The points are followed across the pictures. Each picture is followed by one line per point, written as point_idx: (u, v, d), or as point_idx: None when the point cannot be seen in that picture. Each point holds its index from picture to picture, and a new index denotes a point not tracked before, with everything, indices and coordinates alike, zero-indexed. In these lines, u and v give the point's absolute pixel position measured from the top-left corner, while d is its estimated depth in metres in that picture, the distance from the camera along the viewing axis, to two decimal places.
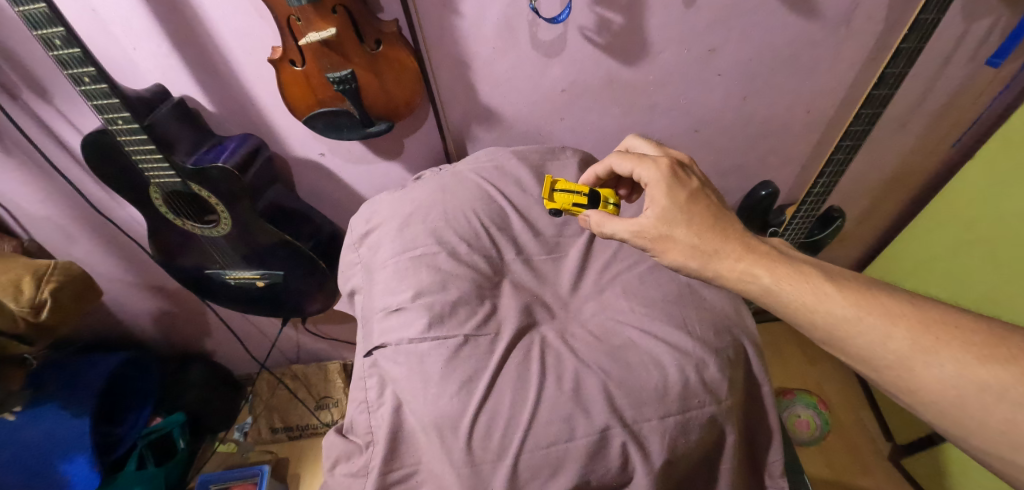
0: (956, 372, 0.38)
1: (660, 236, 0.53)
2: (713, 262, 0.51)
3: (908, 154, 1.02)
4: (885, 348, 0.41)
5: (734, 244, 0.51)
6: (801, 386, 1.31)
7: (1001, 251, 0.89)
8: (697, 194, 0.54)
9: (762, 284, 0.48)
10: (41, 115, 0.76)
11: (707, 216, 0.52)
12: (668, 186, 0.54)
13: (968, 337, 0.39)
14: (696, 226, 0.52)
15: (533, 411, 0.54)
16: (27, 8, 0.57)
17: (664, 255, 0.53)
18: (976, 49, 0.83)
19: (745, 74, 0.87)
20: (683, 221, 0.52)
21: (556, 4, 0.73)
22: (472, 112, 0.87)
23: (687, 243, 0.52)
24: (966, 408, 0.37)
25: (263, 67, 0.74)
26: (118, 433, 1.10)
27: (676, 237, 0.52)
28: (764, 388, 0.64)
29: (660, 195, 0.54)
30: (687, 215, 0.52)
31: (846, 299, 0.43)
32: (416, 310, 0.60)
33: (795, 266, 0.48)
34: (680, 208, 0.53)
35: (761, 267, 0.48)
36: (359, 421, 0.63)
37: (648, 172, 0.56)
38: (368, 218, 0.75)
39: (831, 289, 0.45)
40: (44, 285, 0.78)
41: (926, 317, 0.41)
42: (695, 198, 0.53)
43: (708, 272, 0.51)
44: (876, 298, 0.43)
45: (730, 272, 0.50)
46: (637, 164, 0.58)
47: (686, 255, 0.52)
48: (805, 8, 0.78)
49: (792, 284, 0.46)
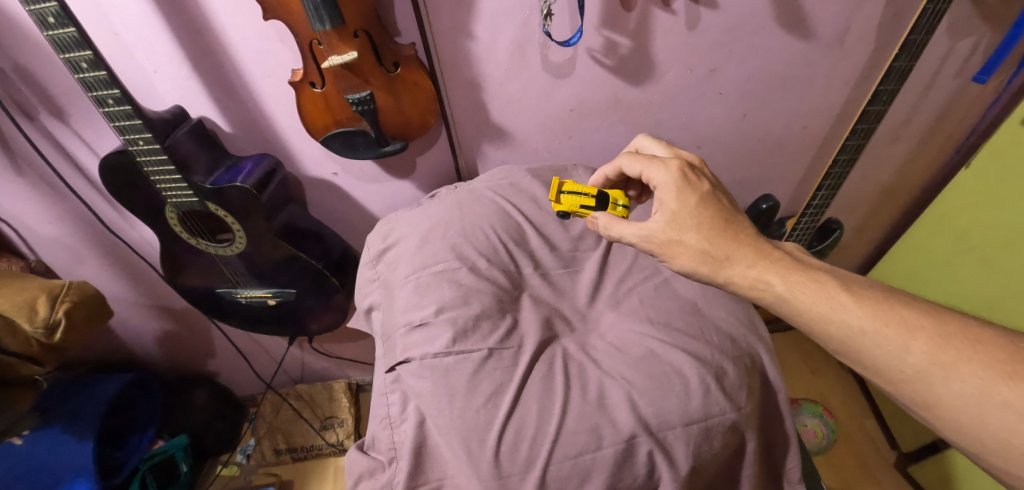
0: (977, 389, 0.39)
1: (670, 241, 0.55)
2: (724, 269, 0.52)
3: (900, 167, 1.06)
4: (904, 362, 0.43)
5: (747, 250, 0.52)
6: (805, 396, 1.33)
7: (993, 259, 0.92)
8: (708, 197, 0.56)
9: (775, 292, 0.49)
10: (57, 135, 0.77)
11: (717, 220, 0.54)
12: (679, 191, 0.56)
13: (991, 353, 0.40)
14: (706, 231, 0.53)
15: (559, 421, 0.55)
16: (56, 32, 0.58)
17: (674, 260, 0.55)
18: (961, 65, 0.87)
19: (748, 93, 0.90)
20: (693, 227, 0.54)
21: (566, 27, 0.76)
22: (483, 131, 0.89)
23: (696, 248, 0.54)
24: (987, 426, 0.39)
25: (282, 89, 0.76)
26: (118, 457, 1.05)
27: (686, 242, 0.54)
28: (780, 394, 0.65)
29: (670, 200, 0.56)
30: (696, 218, 0.54)
31: (863, 309, 0.45)
32: (439, 325, 0.61)
33: (808, 274, 0.49)
34: (691, 212, 0.54)
35: (774, 273, 0.50)
36: (381, 437, 0.62)
37: (658, 174, 0.58)
38: (384, 235, 0.77)
39: (846, 298, 0.46)
40: (60, 305, 0.78)
41: (947, 331, 0.43)
42: (705, 202, 0.55)
43: (719, 277, 0.52)
44: (894, 309, 0.45)
45: (742, 279, 0.51)
46: (646, 166, 0.60)
47: (696, 260, 0.54)
48: (800, 29, 0.82)
49: (805, 292, 0.48)
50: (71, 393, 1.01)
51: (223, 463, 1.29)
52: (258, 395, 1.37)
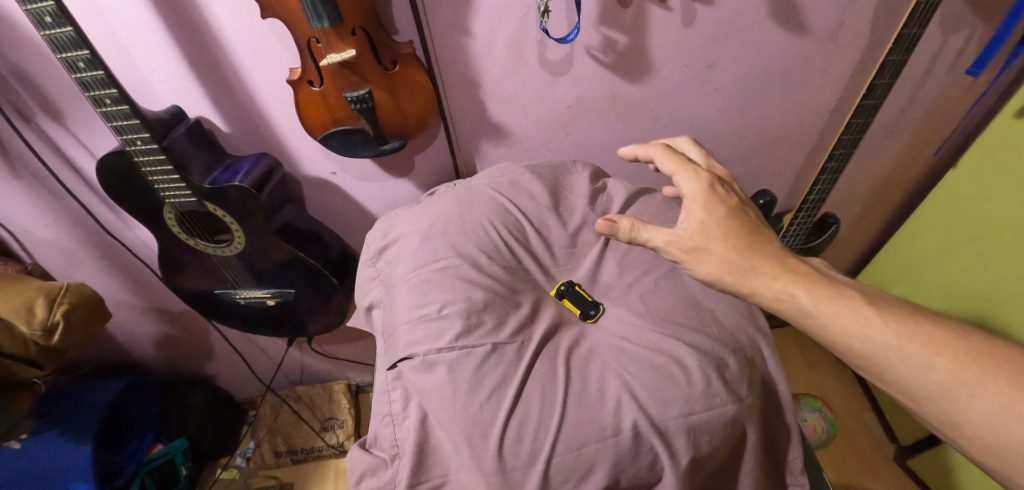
0: (1002, 407, 0.42)
1: (697, 248, 0.52)
2: (750, 279, 0.50)
3: (895, 161, 1.07)
4: (929, 379, 0.44)
5: (773, 262, 0.50)
6: (804, 391, 1.34)
7: (987, 251, 0.93)
8: (736, 210, 0.54)
9: (800, 305, 0.48)
10: (54, 136, 0.76)
11: (745, 232, 0.52)
12: (708, 201, 0.54)
13: (1014, 372, 0.43)
14: (733, 242, 0.51)
15: (562, 414, 0.55)
16: (54, 32, 0.58)
17: (698, 269, 0.52)
18: (954, 59, 0.88)
19: (743, 88, 0.91)
20: (720, 236, 0.52)
21: (563, 24, 0.76)
22: (481, 129, 0.89)
23: (724, 256, 0.51)
24: (1010, 443, 0.41)
25: (279, 88, 0.76)
26: (118, 461, 1.04)
27: (713, 250, 0.52)
28: (781, 386, 0.65)
29: (699, 209, 0.54)
30: (724, 227, 0.52)
31: (889, 325, 0.46)
32: (444, 321, 0.61)
33: (834, 288, 0.49)
34: (718, 222, 0.53)
35: (799, 285, 0.49)
36: (383, 434, 0.62)
37: (688, 182, 0.56)
38: (384, 233, 0.77)
39: (871, 313, 0.47)
40: (57, 307, 0.77)
41: (970, 349, 0.44)
42: (733, 214, 0.53)
43: (744, 288, 0.50)
44: (918, 326, 0.46)
45: (767, 290, 0.50)
46: (679, 170, 0.58)
47: (722, 269, 0.51)
48: (795, 24, 0.82)
49: (830, 305, 0.47)
50: (69, 396, 1.00)
51: (222, 466, 1.28)
52: (257, 397, 1.37)
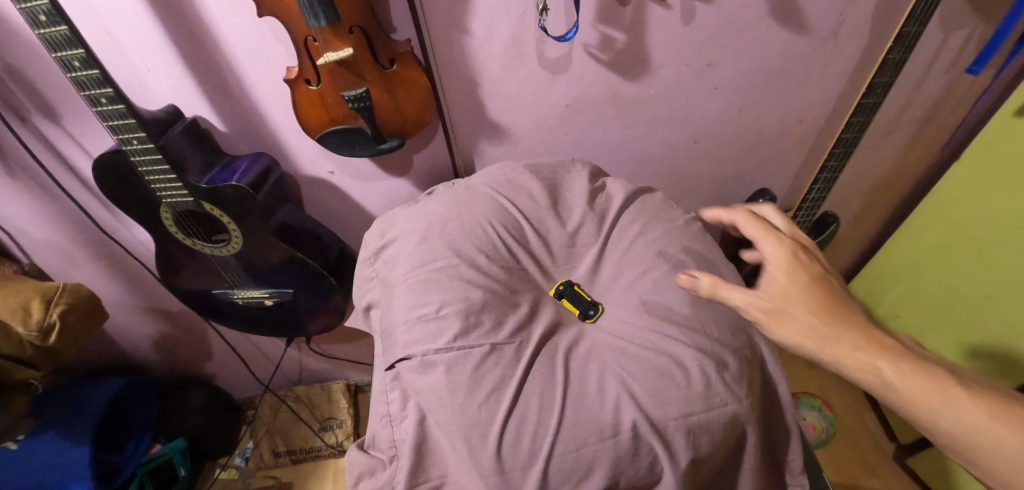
0: None
1: (777, 311, 0.51)
2: (833, 347, 0.49)
3: (895, 159, 1.07)
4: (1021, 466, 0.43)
5: (857, 332, 0.49)
6: (802, 389, 1.34)
7: (988, 250, 0.93)
8: (820, 277, 0.53)
9: (884, 379, 0.47)
10: (50, 136, 0.76)
11: (829, 300, 0.51)
12: (789, 267, 0.54)
13: None
14: (817, 309, 0.50)
15: (560, 415, 0.55)
16: (48, 31, 0.57)
17: (777, 332, 0.51)
18: (955, 57, 0.88)
19: (742, 87, 0.90)
20: (803, 302, 0.51)
21: (562, 22, 0.76)
22: (480, 128, 0.89)
23: (805, 320, 0.50)
24: None
25: (276, 87, 0.76)
26: (116, 462, 1.03)
27: (795, 315, 0.51)
28: (781, 386, 0.65)
29: (779, 273, 0.53)
30: (806, 293, 0.51)
31: (979, 407, 0.45)
32: (442, 321, 0.61)
33: (920, 363, 0.47)
34: (801, 288, 0.52)
35: (885, 359, 0.47)
36: (382, 435, 0.61)
37: (771, 247, 0.56)
38: (382, 233, 0.77)
39: (959, 393, 0.46)
40: (53, 308, 0.77)
41: None
42: (817, 281, 0.52)
43: (826, 356, 0.49)
44: (1010, 410, 0.45)
45: (850, 361, 0.48)
46: (761, 235, 0.58)
47: (802, 335, 0.50)
48: (794, 22, 0.82)
49: (917, 382, 0.46)
50: (66, 396, 1.00)
51: (222, 466, 1.28)
52: (256, 397, 1.36)
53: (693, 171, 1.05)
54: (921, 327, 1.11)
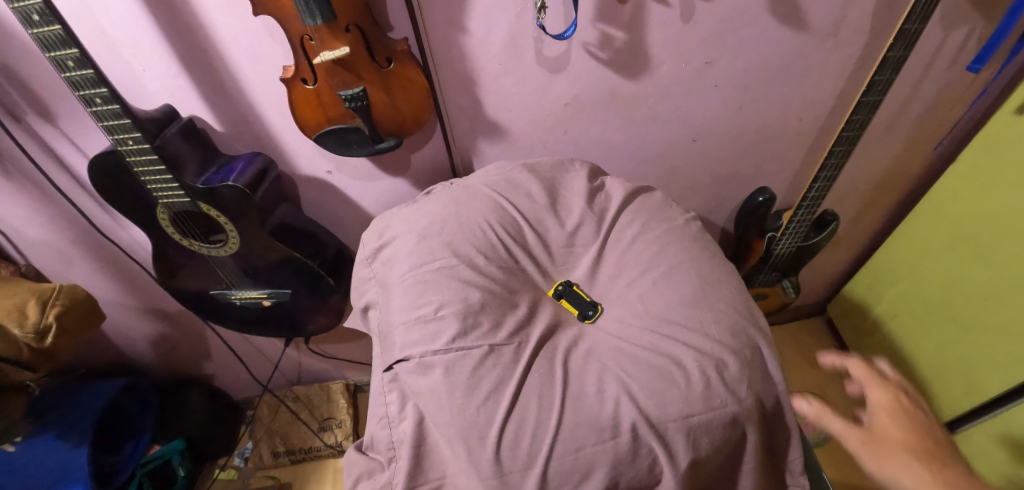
0: None
1: (880, 449, 0.53)
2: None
3: (896, 157, 1.06)
4: None
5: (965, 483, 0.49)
6: (804, 389, 1.36)
7: (988, 249, 0.93)
8: (922, 424, 0.55)
9: None
10: (44, 136, 0.75)
11: (932, 446, 0.53)
12: (895, 411, 0.57)
13: None
14: (923, 456, 0.51)
15: (559, 416, 0.54)
16: (41, 30, 0.56)
17: (882, 473, 0.52)
18: (955, 54, 0.87)
19: (742, 85, 0.90)
20: (907, 444, 0.53)
21: (560, 20, 0.75)
22: (478, 127, 0.88)
23: (913, 466, 0.51)
24: None
25: (273, 86, 0.75)
26: (116, 462, 1.03)
27: (897, 455, 0.52)
28: (781, 387, 0.64)
29: (883, 413, 0.56)
30: (910, 440, 0.53)
31: None
32: (440, 322, 0.60)
33: None
34: (903, 431, 0.54)
35: None
36: (380, 436, 0.61)
37: (873, 385, 0.59)
38: (380, 233, 0.76)
39: None
40: (50, 309, 0.77)
41: None
42: (917, 427, 0.55)
43: None
44: None
45: None
46: (864, 375, 0.61)
47: (909, 479, 0.50)
48: (795, 20, 0.81)
49: None
50: (64, 397, 1.00)
51: (221, 466, 1.28)
52: (255, 398, 1.36)
53: (693, 169, 1.04)
54: (920, 324, 1.11)
